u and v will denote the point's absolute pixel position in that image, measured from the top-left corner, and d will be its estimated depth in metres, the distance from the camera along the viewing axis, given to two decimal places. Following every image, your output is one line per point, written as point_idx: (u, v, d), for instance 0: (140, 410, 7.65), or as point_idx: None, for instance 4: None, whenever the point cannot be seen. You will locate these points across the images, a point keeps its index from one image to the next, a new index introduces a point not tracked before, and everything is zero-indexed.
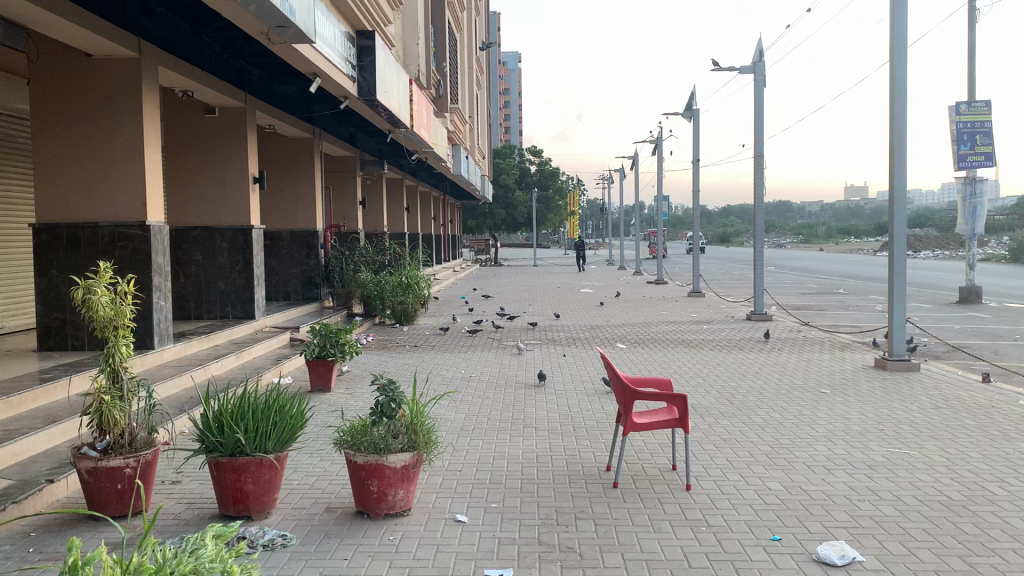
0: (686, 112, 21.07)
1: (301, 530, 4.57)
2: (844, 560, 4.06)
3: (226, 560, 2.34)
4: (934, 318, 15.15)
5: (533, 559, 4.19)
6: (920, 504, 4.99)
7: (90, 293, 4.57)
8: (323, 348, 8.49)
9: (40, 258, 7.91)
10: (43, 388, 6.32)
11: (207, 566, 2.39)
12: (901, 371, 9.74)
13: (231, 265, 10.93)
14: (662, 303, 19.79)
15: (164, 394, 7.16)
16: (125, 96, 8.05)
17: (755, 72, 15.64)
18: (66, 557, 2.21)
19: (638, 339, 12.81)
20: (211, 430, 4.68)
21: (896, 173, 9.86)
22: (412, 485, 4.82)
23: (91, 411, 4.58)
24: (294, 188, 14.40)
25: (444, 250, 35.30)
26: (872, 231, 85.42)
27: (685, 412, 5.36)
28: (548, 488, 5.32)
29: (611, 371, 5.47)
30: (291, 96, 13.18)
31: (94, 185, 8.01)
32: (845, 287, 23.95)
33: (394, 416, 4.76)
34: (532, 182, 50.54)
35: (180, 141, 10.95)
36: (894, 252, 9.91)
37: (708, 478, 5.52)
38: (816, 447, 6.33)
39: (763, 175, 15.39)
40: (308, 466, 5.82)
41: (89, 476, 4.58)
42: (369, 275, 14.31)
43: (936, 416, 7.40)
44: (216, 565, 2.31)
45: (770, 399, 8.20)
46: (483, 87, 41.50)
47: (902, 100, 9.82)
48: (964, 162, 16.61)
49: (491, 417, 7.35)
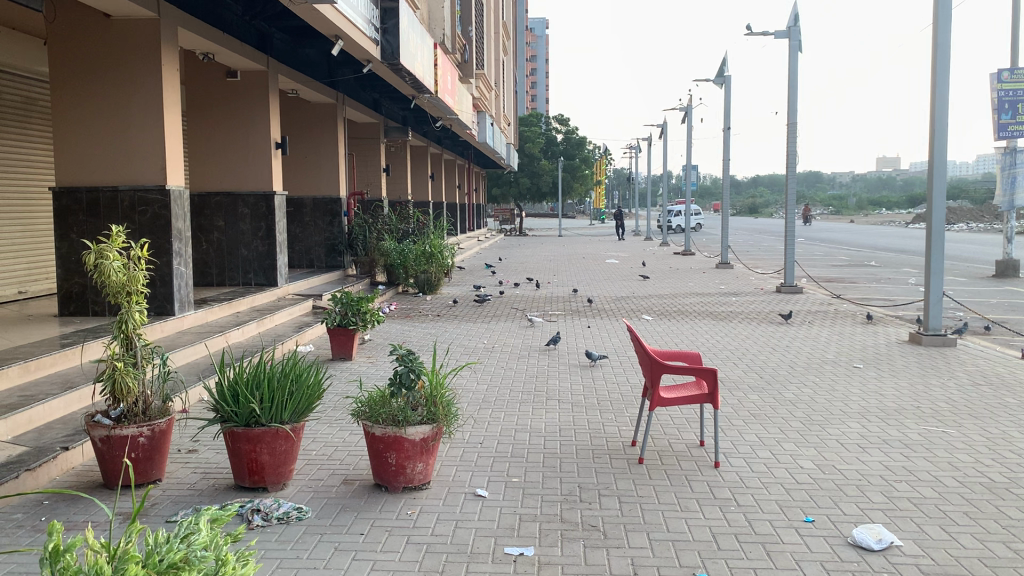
0: (716, 79, 20.62)
1: (317, 503, 4.45)
2: (882, 545, 3.87)
3: (222, 547, 2.17)
4: (968, 293, 14.78)
5: (556, 537, 4.03)
6: (960, 486, 4.77)
7: (102, 258, 4.42)
8: (345, 316, 8.37)
9: (60, 222, 7.84)
10: (60, 352, 6.25)
11: (201, 553, 2.21)
12: (936, 347, 9.45)
13: (254, 231, 10.84)
14: (690, 274, 19.49)
15: (179, 362, 7.06)
16: (144, 58, 7.88)
17: (790, 37, 15.21)
18: (46, 542, 2.02)
19: (664, 311, 12.57)
20: (225, 399, 4.56)
21: (937, 142, 9.49)
22: (432, 459, 4.69)
23: (103, 377, 4.46)
24: (318, 154, 14.23)
25: (469, 217, 35.20)
26: (904, 203, 83.81)
27: (715, 387, 5.15)
28: (571, 464, 5.17)
29: (638, 344, 5.27)
30: (314, 59, 12.98)
31: (113, 147, 7.90)
32: (875, 260, 23.50)
33: (413, 386, 4.61)
34: (558, 151, 49.76)
35: (202, 106, 10.81)
36: (935, 224, 9.56)
37: (737, 455, 5.34)
38: (849, 424, 6.12)
39: (795, 145, 14.99)
40: (326, 437, 5.71)
41: (102, 444, 4.47)
42: (392, 243, 14.15)
43: (975, 393, 7.14)
44: (209, 555, 2.12)
45: (801, 373, 7.97)
46: (509, 52, 40.89)
47: (945, 65, 9.42)
48: (1005, 132, 16.10)
49: (513, 389, 7.20)
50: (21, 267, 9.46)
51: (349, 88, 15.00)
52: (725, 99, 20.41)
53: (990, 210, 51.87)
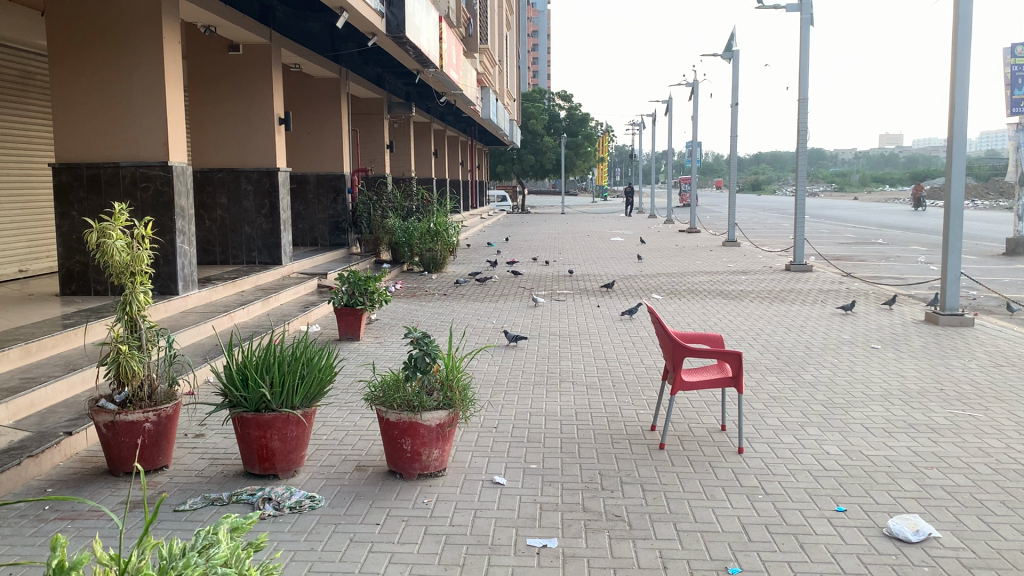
0: (724, 54, 20.30)
1: (331, 490, 4.31)
2: (919, 536, 3.72)
3: (242, 561, 2.03)
4: (980, 271, 14.60)
5: (579, 528, 3.88)
6: (994, 473, 4.61)
7: (104, 237, 4.26)
8: (352, 296, 8.19)
9: (61, 199, 7.66)
10: (62, 334, 6.08)
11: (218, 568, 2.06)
12: (953, 327, 9.29)
13: (257, 208, 10.64)
14: (697, 252, 19.30)
15: (184, 343, 6.91)
16: (145, 32, 7.63)
17: (801, 11, 14.91)
18: (51, 558, 1.90)
19: (674, 290, 12.41)
20: (235, 384, 4.39)
21: (957, 118, 9.26)
22: (447, 445, 4.53)
23: (107, 360, 4.29)
24: (320, 131, 13.99)
25: (472, 195, 34.95)
26: (907, 179, 83.32)
27: (739, 370, 4.98)
28: (590, 449, 5.02)
29: (659, 325, 5.09)
30: (315, 33, 12.71)
31: (115, 123, 7.69)
32: (883, 238, 23.28)
33: (428, 370, 4.43)
34: (561, 127, 49.35)
35: (203, 80, 10.56)
36: (953, 201, 9.37)
37: (760, 440, 5.19)
38: (872, 407, 5.98)
39: (807, 121, 14.73)
40: (337, 421, 5.56)
41: (107, 430, 4.31)
42: (397, 221, 13.92)
43: (999, 374, 6.98)
44: (229, 569, 1.98)
45: (818, 354, 7.81)
46: (512, 27, 40.41)
47: (967, 38, 9.16)
48: (1018, 107, 15.84)
49: (526, 370, 7.05)
50: (22, 245, 9.30)
51: (352, 63, 14.76)
52: (732, 75, 20.11)
53: (995, 186, 51.48)
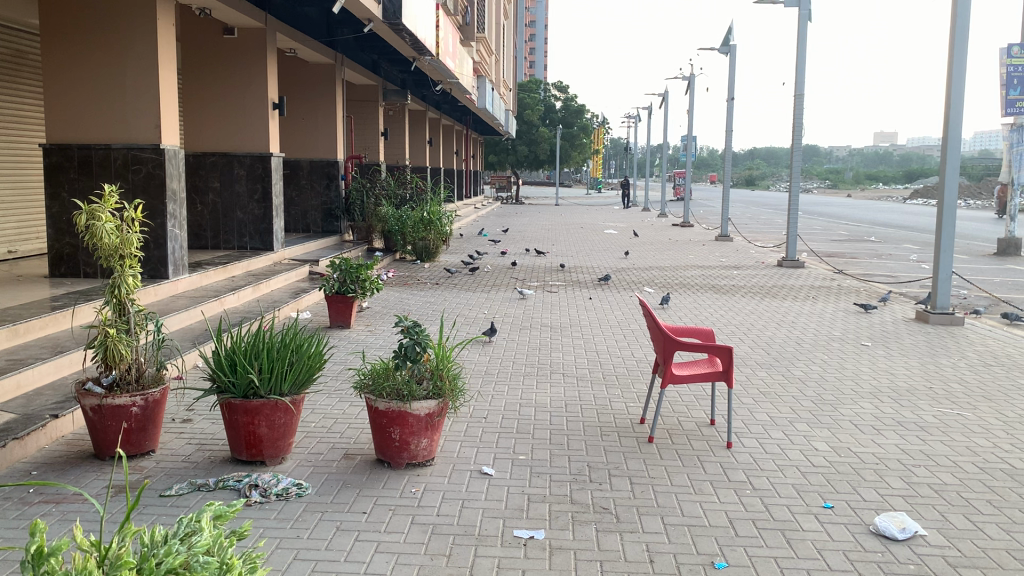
0: (721, 48, 20.27)
1: (317, 478, 4.29)
2: (906, 534, 3.73)
3: (226, 551, 2.01)
4: (972, 270, 14.63)
5: (566, 520, 3.87)
6: (981, 472, 4.63)
7: (94, 219, 4.22)
8: (343, 284, 8.15)
9: (51, 180, 7.59)
10: (49, 316, 6.03)
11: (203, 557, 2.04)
12: (943, 325, 9.31)
13: (249, 193, 10.55)
14: (689, 246, 19.31)
15: (173, 327, 6.87)
16: (138, 13, 7.55)
17: (800, 6, 14.88)
18: (30, 542, 1.87)
19: (667, 283, 12.42)
20: (223, 369, 4.36)
21: (952, 118, 9.26)
22: (436, 435, 4.51)
23: (95, 343, 4.24)
24: (314, 117, 13.92)
25: (467, 185, 34.87)
26: (900, 178, 83.31)
27: (730, 365, 4.98)
28: (579, 441, 5.01)
29: (651, 318, 5.07)
30: (312, 18, 12.63)
31: (108, 104, 7.63)
32: (876, 235, 23.28)
33: (419, 359, 4.40)
34: (557, 118, 49.22)
35: (198, 64, 10.50)
36: (946, 200, 9.38)
37: (749, 435, 5.20)
38: (861, 404, 5.99)
39: (802, 118, 14.73)
40: (325, 408, 5.55)
41: (94, 414, 4.27)
42: (390, 209, 13.85)
43: (987, 374, 7.01)
44: (213, 561, 1.95)
45: (809, 350, 7.82)
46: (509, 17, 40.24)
47: (964, 38, 9.15)
48: (1013, 108, 15.82)
49: (517, 361, 7.04)
50: (11, 225, 9.22)
51: (348, 49, 14.66)
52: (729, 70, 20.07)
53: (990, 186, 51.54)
